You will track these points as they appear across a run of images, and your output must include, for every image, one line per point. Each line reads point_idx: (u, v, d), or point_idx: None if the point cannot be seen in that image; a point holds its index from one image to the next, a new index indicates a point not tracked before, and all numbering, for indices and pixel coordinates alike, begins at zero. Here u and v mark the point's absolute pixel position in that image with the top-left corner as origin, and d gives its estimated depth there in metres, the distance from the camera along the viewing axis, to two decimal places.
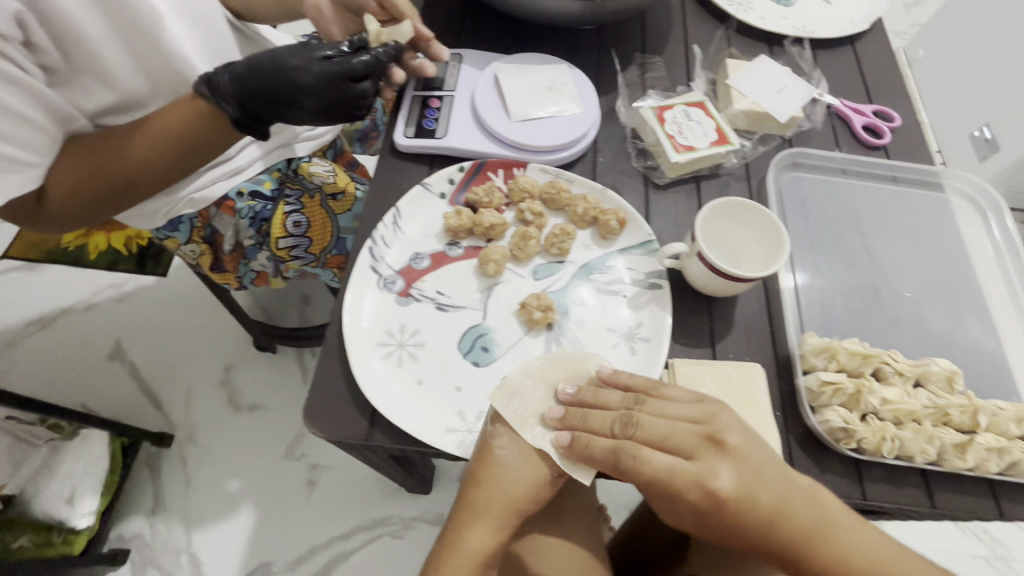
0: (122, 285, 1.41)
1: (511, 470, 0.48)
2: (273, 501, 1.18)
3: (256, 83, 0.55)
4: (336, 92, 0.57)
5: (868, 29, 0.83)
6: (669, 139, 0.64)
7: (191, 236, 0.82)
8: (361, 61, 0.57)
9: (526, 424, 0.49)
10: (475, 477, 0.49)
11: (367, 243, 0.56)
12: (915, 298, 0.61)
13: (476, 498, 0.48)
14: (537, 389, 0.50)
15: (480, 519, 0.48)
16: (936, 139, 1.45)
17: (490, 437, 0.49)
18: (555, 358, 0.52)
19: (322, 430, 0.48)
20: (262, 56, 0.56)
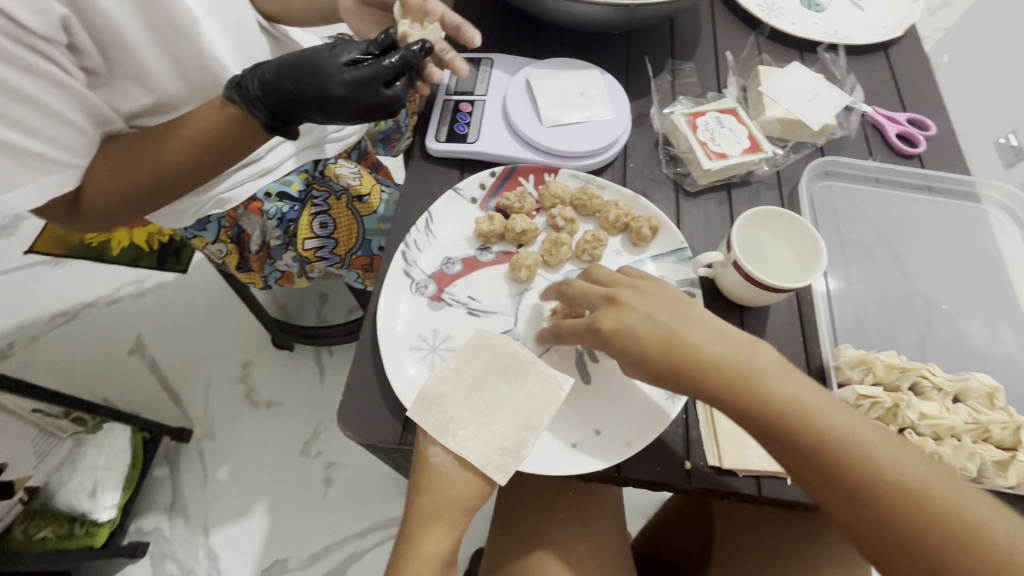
0: (144, 280, 1.42)
1: (449, 477, 0.46)
2: (289, 499, 1.18)
3: (286, 89, 0.56)
4: (368, 98, 0.57)
5: (902, 35, 0.82)
6: (702, 146, 0.63)
7: (219, 235, 0.83)
8: (392, 65, 0.57)
9: (448, 430, 0.46)
10: (416, 488, 0.46)
11: (400, 247, 0.56)
12: (950, 310, 0.60)
13: (423, 508, 0.46)
14: (456, 391, 0.47)
15: (430, 527, 0.45)
16: None
17: (423, 447, 0.47)
18: (470, 352, 0.49)
19: (356, 433, 0.49)
20: (293, 60, 0.56)
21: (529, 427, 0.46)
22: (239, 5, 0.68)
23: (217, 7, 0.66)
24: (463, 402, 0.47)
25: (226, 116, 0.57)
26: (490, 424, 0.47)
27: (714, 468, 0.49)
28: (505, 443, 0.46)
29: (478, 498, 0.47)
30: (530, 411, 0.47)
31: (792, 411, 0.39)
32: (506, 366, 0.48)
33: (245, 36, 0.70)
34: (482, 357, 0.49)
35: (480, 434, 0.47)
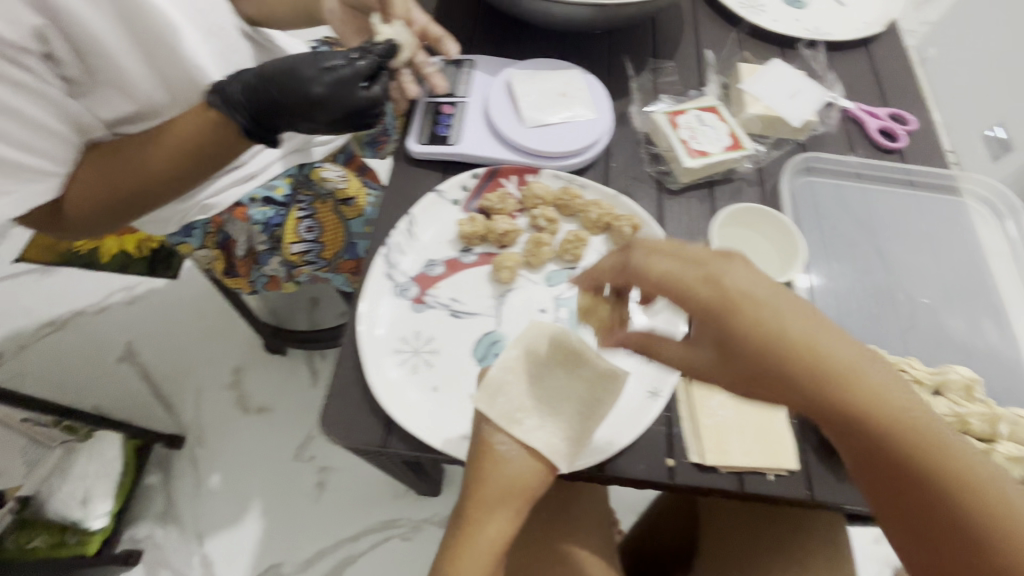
0: (135, 287, 1.42)
1: (515, 464, 0.44)
2: (283, 503, 1.18)
3: (267, 93, 0.55)
4: (347, 99, 0.57)
5: (882, 31, 0.82)
6: (683, 145, 0.64)
7: (204, 241, 0.82)
8: (365, 65, 0.58)
9: (514, 419, 0.46)
10: (478, 475, 0.44)
11: (382, 250, 0.56)
12: (931, 303, 0.60)
13: (484, 496, 0.43)
14: (519, 379, 0.48)
15: (493, 514, 0.43)
16: (949, 140, 1.44)
17: (489, 434, 0.45)
18: (526, 338, 0.50)
19: (339, 437, 0.49)
20: (273, 66, 0.56)
21: (590, 412, 0.48)
22: (219, 11, 0.68)
23: (197, 14, 0.65)
24: (525, 392, 0.47)
25: (207, 123, 0.57)
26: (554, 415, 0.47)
27: (698, 465, 0.49)
28: (570, 433, 0.47)
29: (542, 484, 0.45)
30: (591, 398, 0.48)
31: (808, 363, 0.34)
32: (563, 357, 0.50)
33: (226, 42, 0.70)
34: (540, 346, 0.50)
35: (545, 424, 0.46)
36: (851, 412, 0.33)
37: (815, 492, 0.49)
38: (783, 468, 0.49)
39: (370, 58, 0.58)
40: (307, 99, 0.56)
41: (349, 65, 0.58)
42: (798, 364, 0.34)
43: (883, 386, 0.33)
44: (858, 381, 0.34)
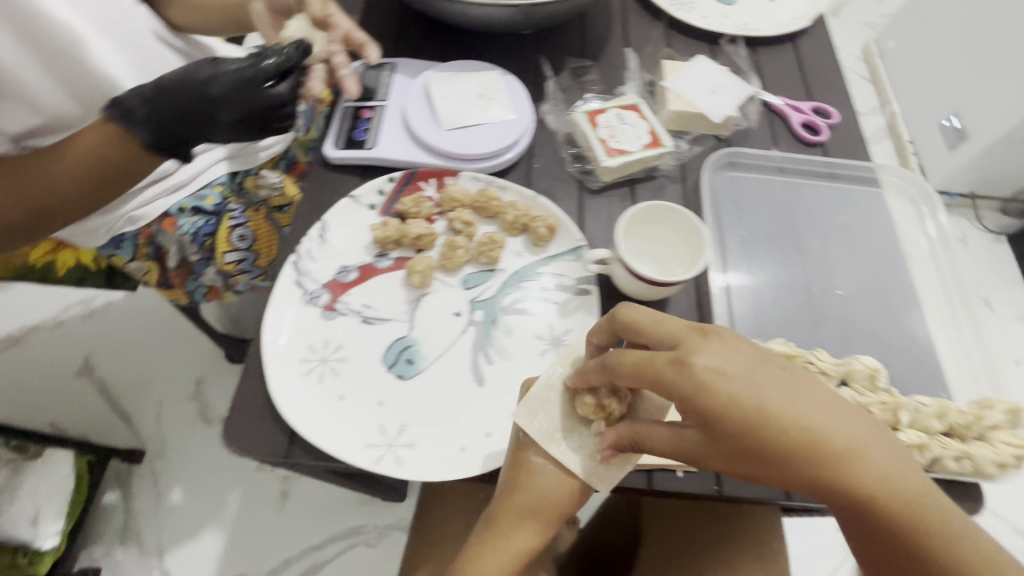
0: (92, 299, 1.38)
1: (549, 480, 0.46)
2: (246, 515, 1.17)
3: (169, 100, 0.55)
4: (250, 100, 0.58)
5: (809, 26, 0.83)
6: (601, 144, 0.64)
7: (135, 253, 0.81)
8: (272, 65, 0.58)
9: (553, 439, 0.47)
10: (512, 484, 0.46)
11: (292, 257, 0.56)
12: (846, 295, 0.61)
13: (517, 506, 0.45)
14: (561, 400, 0.49)
15: (521, 525, 0.44)
16: (907, 131, 1.46)
17: (526, 448, 0.47)
18: (575, 360, 0.51)
19: (243, 449, 0.48)
20: (174, 73, 0.56)
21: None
22: (133, 21, 0.67)
23: (107, 24, 0.64)
24: (568, 411, 0.48)
25: (105, 136, 0.56)
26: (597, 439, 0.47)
27: None
28: (610, 458, 0.46)
29: (574, 503, 0.46)
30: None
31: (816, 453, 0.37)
32: None
33: (143, 52, 0.69)
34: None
35: (584, 445, 0.47)
36: (841, 490, 0.37)
37: (723, 487, 0.50)
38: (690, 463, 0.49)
39: (275, 58, 0.58)
40: (210, 103, 0.56)
41: (252, 66, 0.58)
42: (804, 456, 0.37)
43: (887, 468, 0.37)
44: (857, 465, 0.37)
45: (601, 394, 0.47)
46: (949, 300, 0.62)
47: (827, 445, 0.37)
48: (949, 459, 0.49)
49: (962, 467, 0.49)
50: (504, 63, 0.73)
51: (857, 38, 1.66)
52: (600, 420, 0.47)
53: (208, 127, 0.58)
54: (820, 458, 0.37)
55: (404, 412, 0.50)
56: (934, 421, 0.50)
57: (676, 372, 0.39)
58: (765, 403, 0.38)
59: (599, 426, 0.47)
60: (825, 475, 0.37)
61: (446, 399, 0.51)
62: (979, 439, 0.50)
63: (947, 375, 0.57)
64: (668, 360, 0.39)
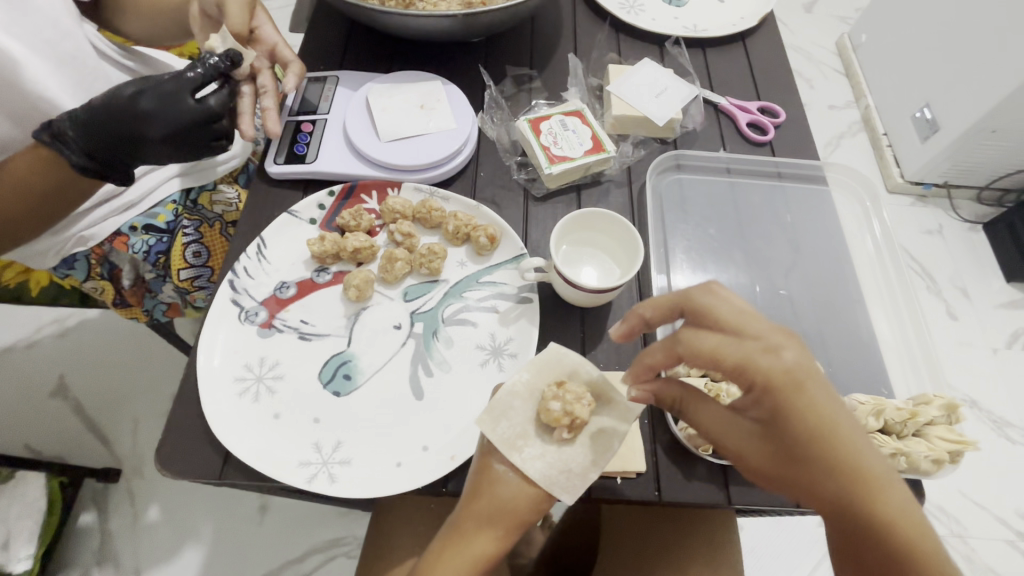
0: (66, 319, 1.31)
1: (510, 487, 0.45)
2: (225, 534, 1.10)
3: (96, 120, 0.54)
4: (177, 111, 0.55)
5: (758, 24, 0.82)
6: (544, 151, 0.64)
7: (89, 273, 0.80)
8: (198, 76, 0.56)
9: (514, 446, 0.46)
10: (473, 490, 0.45)
11: (229, 275, 0.56)
12: (789, 295, 0.62)
13: (477, 512, 0.45)
14: (526, 406, 0.47)
15: (480, 531, 0.44)
16: (882, 123, 1.46)
17: (488, 455, 0.46)
18: (543, 365, 0.50)
19: (174, 471, 0.48)
20: (103, 95, 0.55)
21: (598, 449, 0.46)
22: (71, 40, 0.66)
23: (43, 44, 0.64)
24: (532, 418, 0.47)
25: (38, 158, 0.55)
26: (559, 446, 0.46)
27: None
28: (571, 466, 0.45)
29: (536, 511, 0.45)
30: (602, 435, 0.47)
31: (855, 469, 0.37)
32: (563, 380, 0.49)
33: (83, 72, 0.68)
34: (555, 375, 0.49)
35: (545, 453, 0.46)
36: (869, 516, 0.37)
37: (664, 493, 0.50)
38: (627, 470, 0.49)
39: (200, 68, 0.56)
40: (137, 119, 0.54)
41: (178, 78, 0.56)
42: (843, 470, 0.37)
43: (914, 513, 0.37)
44: (889, 492, 0.37)
45: (567, 399, 0.46)
46: (892, 296, 0.62)
47: (866, 465, 0.37)
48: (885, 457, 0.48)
49: (898, 464, 0.49)
50: (451, 72, 0.73)
51: (829, 33, 1.67)
52: (563, 427, 0.46)
53: (138, 145, 0.55)
54: (861, 477, 0.37)
55: (340, 428, 0.50)
56: (870, 418, 0.50)
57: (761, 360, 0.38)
58: (829, 410, 0.38)
59: (562, 432, 0.46)
60: (860, 493, 0.37)
61: (384, 414, 0.51)
62: (916, 436, 0.50)
63: (888, 371, 0.58)
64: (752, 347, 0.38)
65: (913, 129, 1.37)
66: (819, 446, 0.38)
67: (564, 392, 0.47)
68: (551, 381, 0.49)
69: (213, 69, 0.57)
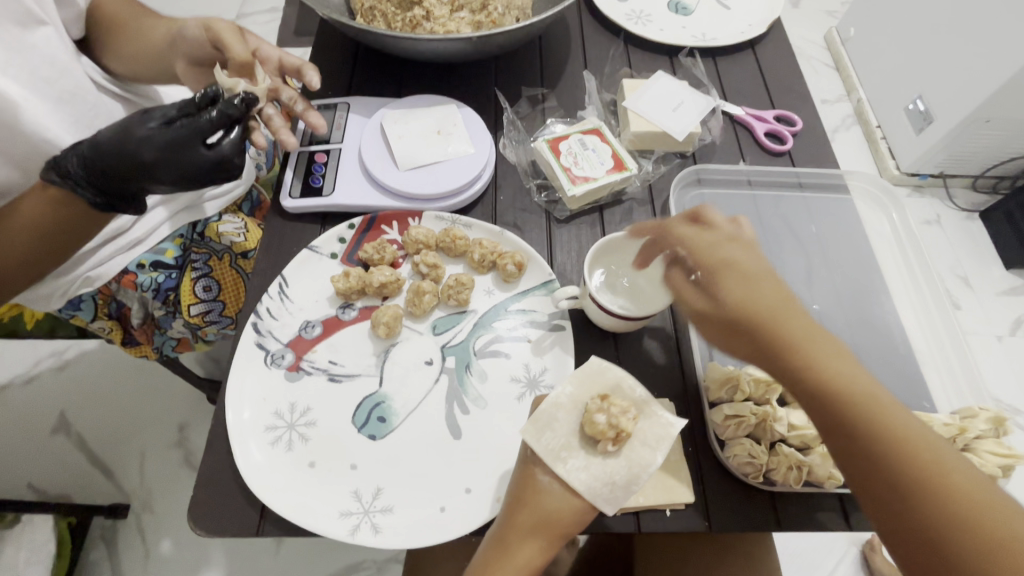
0: (65, 352, 1.24)
1: (554, 498, 0.42)
2: (240, 565, 1.06)
3: (106, 162, 0.51)
4: (187, 161, 0.52)
5: (767, 31, 0.81)
6: (565, 172, 0.62)
7: (96, 313, 0.78)
8: (210, 121, 0.52)
9: (559, 457, 0.43)
10: (516, 500, 0.43)
11: (252, 318, 0.54)
12: (821, 309, 0.61)
13: (520, 523, 0.43)
14: (570, 418, 0.44)
15: (523, 542, 0.42)
16: (879, 117, 1.46)
17: (531, 463, 0.44)
18: (585, 377, 0.46)
19: (210, 529, 0.46)
20: (110, 130, 0.51)
21: (641, 461, 0.42)
22: (71, 77, 0.64)
23: (43, 83, 0.62)
24: (576, 430, 0.44)
25: (50, 200, 0.53)
26: (604, 458, 0.43)
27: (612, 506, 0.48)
28: (615, 479, 0.42)
29: (580, 524, 0.43)
30: (644, 449, 0.42)
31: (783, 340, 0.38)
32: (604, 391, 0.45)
33: (84, 109, 0.66)
34: (599, 388, 0.46)
35: (589, 464, 0.42)
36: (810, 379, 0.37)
37: (714, 523, 0.49)
38: (677, 501, 0.48)
39: (215, 112, 0.52)
40: (149, 167, 0.51)
41: (191, 122, 0.52)
42: (776, 341, 0.38)
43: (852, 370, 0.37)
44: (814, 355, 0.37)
45: (612, 412, 0.42)
46: (923, 302, 0.62)
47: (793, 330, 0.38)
48: None
49: None
50: (463, 93, 0.72)
51: (820, 30, 1.67)
52: (609, 440, 0.42)
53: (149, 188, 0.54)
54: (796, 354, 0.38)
55: (378, 474, 0.48)
56: None
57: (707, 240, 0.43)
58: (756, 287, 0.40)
59: (607, 445, 0.42)
60: (796, 357, 0.38)
61: (422, 456, 0.49)
62: (965, 451, 0.49)
63: (926, 380, 0.57)
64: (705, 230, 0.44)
65: (906, 121, 1.37)
66: (772, 311, 0.39)
67: (609, 404, 0.43)
68: (595, 394, 0.45)
69: (228, 113, 0.53)
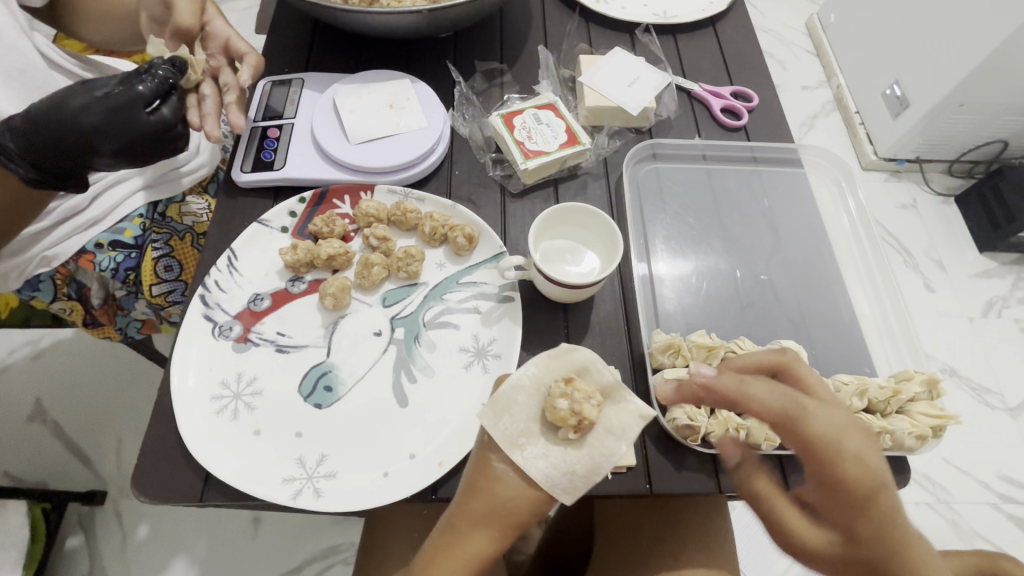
0: (39, 340, 1.23)
1: (510, 488, 0.42)
2: (218, 546, 1.04)
3: (40, 136, 0.51)
4: (126, 123, 0.52)
5: (727, 8, 0.82)
6: (518, 146, 0.63)
7: (55, 295, 0.76)
8: (145, 87, 0.53)
9: (517, 444, 0.43)
10: (471, 488, 0.43)
11: (199, 290, 0.54)
12: (771, 279, 0.63)
13: (473, 512, 0.42)
14: (530, 402, 0.44)
15: (475, 531, 0.42)
16: (854, 102, 1.47)
17: (489, 453, 0.44)
18: (552, 359, 0.45)
19: (155, 496, 0.46)
20: (41, 104, 0.51)
21: (603, 450, 0.43)
22: (19, 53, 0.63)
23: None
24: (536, 415, 0.44)
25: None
26: (564, 446, 0.43)
27: None
28: (575, 468, 0.42)
29: (535, 513, 0.43)
30: (608, 438, 0.43)
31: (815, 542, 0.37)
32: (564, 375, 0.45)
33: (35, 85, 0.65)
34: (563, 371, 0.45)
35: (548, 452, 0.43)
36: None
37: (654, 485, 0.50)
38: (620, 464, 0.49)
39: (150, 80, 0.53)
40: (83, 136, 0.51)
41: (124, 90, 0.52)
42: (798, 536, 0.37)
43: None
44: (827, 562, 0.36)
45: (575, 397, 0.42)
46: (870, 273, 0.63)
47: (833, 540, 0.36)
48: None
49: (883, 442, 0.49)
50: (422, 70, 0.72)
51: (797, 17, 1.67)
52: (570, 427, 0.42)
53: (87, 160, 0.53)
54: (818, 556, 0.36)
55: (323, 441, 0.49)
56: (855, 399, 0.51)
57: (873, 466, 0.35)
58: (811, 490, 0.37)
59: (568, 433, 0.42)
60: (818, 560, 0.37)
61: (366, 423, 0.50)
62: (899, 413, 0.51)
63: (869, 349, 0.59)
64: (865, 442, 0.36)
65: (882, 106, 1.38)
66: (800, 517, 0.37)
67: (573, 390, 0.43)
68: (560, 378, 0.45)
69: (163, 79, 0.54)
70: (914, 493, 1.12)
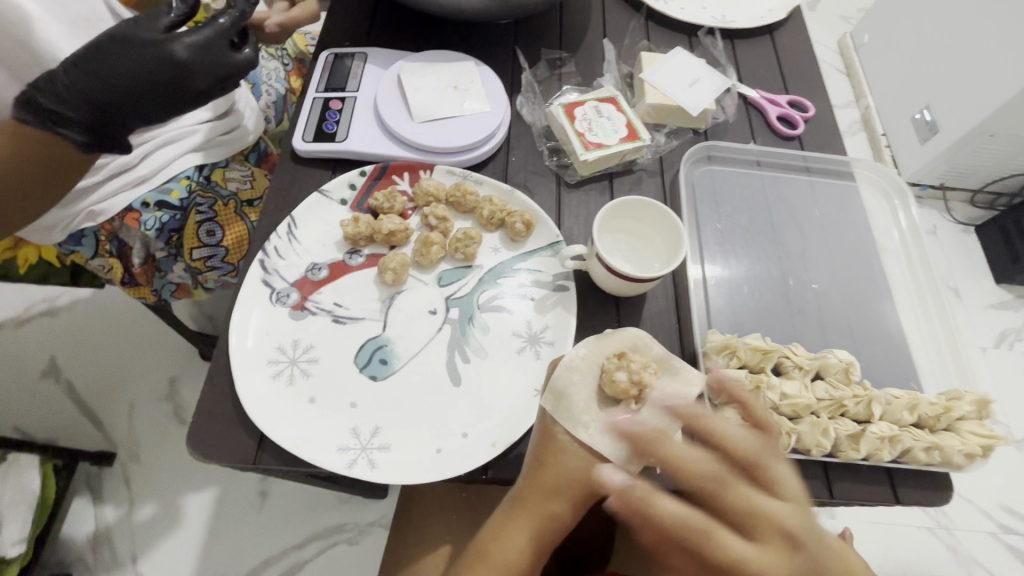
0: (57, 298, 1.22)
1: (574, 457, 0.45)
2: (224, 516, 1.04)
3: (114, 83, 0.49)
4: (215, 63, 0.53)
5: (786, 17, 0.81)
6: (579, 137, 0.62)
7: (97, 250, 0.77)
8: (228, 21, 0.53)
9: (580, 422, 0.45)
10: (538, 461, 0.45)
11: (259, 255, 0.54)
12: (821, 288, 0.63)
13: (540, 483, 0.45)
14: (585, 381, 0.46)
15: (543, 499, 0.45)
16: (882, 124, 1.47)
17: (552, 423, 0.46)
18: (601, 341, 0.47)
19: (209, 455, 0.47)
20: (110, 50, 0.50)
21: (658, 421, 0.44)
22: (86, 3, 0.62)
23: (57, 5, 0.59)
24: (594, 393, 0.46)
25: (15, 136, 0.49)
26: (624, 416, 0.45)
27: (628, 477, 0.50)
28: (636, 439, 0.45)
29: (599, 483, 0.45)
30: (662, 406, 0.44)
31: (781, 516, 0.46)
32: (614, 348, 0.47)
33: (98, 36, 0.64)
34: (615, 347, 0.47)
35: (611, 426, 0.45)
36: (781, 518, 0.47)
37: None
38: None
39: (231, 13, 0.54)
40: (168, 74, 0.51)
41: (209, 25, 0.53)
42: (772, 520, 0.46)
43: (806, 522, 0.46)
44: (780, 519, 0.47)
45: (633, 369, 0.45)
46: (919, 291, 0.63)
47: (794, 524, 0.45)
48: (920, 451, 0.50)
49: (931, 457, 0.50)
50: (482, 54, 0.72)
51: (832, 36, 1.67)
52: (631, 399, 0.44)
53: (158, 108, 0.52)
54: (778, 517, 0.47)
55: (377, 414, 0.49)
56: (905, 413, 0.51)
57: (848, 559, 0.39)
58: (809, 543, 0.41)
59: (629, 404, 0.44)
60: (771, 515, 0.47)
61: (421, 400, 0.50)
62: (948, 430, 0.52)
63: (916, 365, 0.59)
64: (774, 545, 0.38)
65: (912, 130, 1.38)
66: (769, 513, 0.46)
67: (628, 362, 0.45)
68: (612, 354, 0.47)
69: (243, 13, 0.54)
70: (915, 517, 1.12)
